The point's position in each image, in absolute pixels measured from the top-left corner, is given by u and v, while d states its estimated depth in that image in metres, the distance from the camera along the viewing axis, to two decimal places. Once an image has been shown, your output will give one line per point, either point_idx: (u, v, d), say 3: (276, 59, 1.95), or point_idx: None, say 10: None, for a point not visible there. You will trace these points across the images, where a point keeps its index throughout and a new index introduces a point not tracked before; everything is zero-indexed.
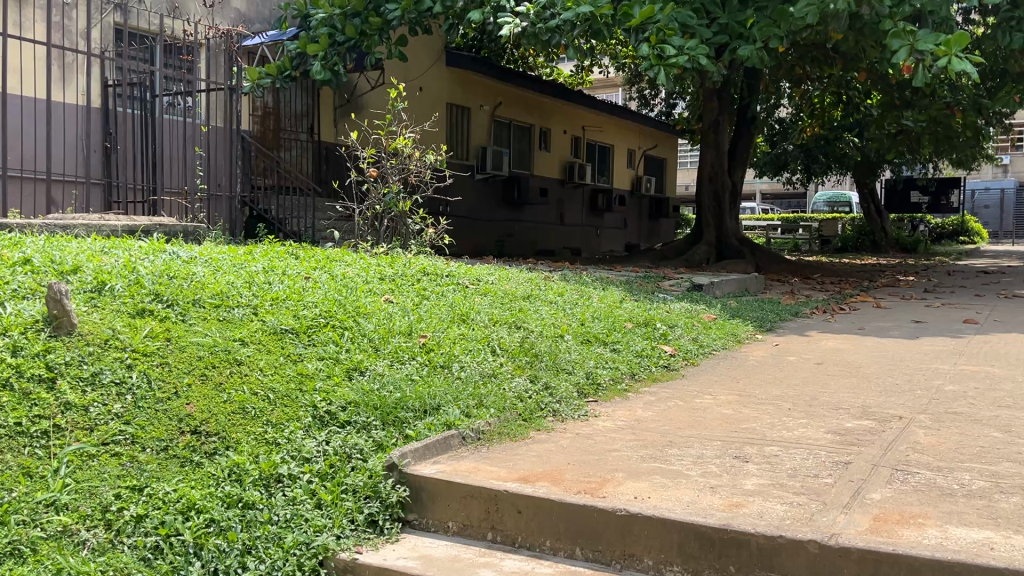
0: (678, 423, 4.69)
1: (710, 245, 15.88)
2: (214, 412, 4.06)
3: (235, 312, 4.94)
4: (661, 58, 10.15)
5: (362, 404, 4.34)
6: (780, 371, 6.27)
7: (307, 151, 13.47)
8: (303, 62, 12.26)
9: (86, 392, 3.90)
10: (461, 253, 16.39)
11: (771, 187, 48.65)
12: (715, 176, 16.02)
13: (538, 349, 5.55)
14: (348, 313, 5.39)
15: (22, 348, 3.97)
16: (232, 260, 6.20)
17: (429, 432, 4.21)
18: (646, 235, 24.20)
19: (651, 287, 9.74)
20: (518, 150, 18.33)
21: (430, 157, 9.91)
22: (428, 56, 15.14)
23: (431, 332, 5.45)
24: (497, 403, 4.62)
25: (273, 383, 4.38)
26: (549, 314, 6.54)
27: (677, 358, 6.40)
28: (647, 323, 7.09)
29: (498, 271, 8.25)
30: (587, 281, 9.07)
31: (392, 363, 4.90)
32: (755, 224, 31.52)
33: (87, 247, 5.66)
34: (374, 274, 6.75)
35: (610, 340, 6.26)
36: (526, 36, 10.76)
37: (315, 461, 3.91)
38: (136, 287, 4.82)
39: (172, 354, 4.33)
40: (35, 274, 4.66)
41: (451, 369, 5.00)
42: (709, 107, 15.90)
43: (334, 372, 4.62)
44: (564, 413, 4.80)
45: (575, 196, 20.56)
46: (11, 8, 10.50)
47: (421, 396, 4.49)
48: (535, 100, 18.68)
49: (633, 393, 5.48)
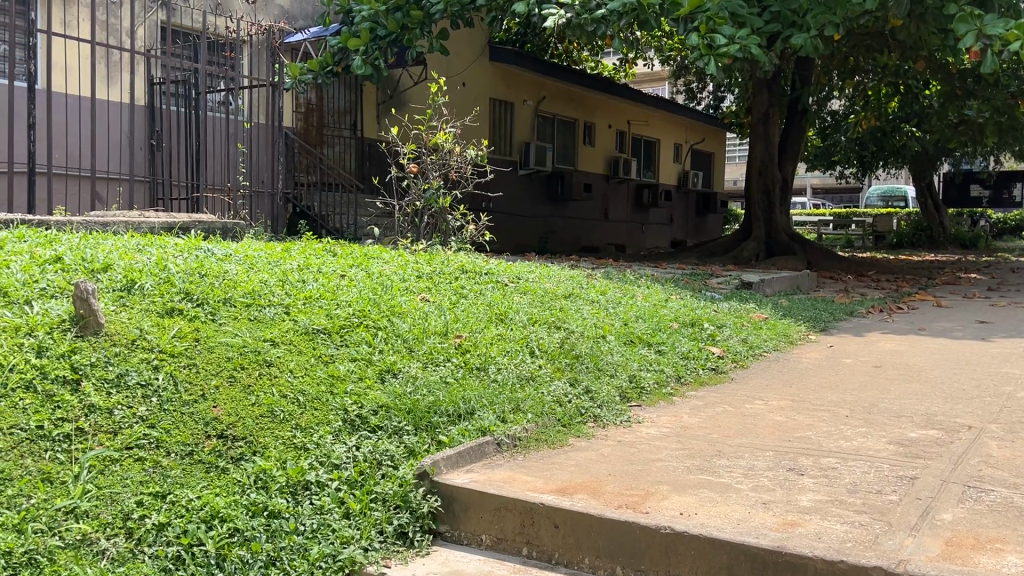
0: (726, 431, 4.43)
1: (759, 241, 15.46)
2: (242, 416, 3.93)
3: (267, 312, 4.81)
4: (711, 48, 9.85)
5: (394, 408, 4.17)
6: (836, 374, 5.94)
7: (351, 147, 13.42)
8: (345, 57, 12.10)
9: (111, 394, 3.77)
10: (503, 249, 16.22)
11: (822, 181, 47.51)
12: (764, 170, 15.57)
13: (579, 350, 5.33)
14: (382, 313, 5.23)
15: (47, 348, 3.86)
16: (268, 257, 6.09)
17: (464, 439, 4.04)
18: (693, 231, 23.75)
19: (698, 285, 9.43)
20: (562, 145, 18.08)
21: (471, 152, 9.72)
22: (471, 50, 14.96)
23: (467, 332, 5.27)
24: (535, 408, 4.42)
25: (303, 386, 4.23)
26: (591, 314, 6.31)
27: (725, 360, 6.12)
28: (694, 323, 6.81)
29: (539, 268, 8.04)
30: (631, 278, 8.81)
31: (426, 366, 4.72)
32: (807, 220, 30.78)
33: (121, 244, 5.60)
34: (411, 272, 6.59)
35: (654, 340, 6.01)
36: (570, 28, 10.50)
37: (344, 468, 3.74)
38: (166, 286, 4.70)
39: (201, 355, 4.21)
40: (64, 273, 4.57)
41: (487, 371, 4.81)
42: (759, 99, 15.46)
43: (366, 374, 4.46)
44: (606, 420, 4.58)
45: (620, 191, 20.25)
46: (57, 7, 10.60)
47: (455, 400, 4.31)
48: (580, 94, 18.40)
49: (679, 397, 5.23)
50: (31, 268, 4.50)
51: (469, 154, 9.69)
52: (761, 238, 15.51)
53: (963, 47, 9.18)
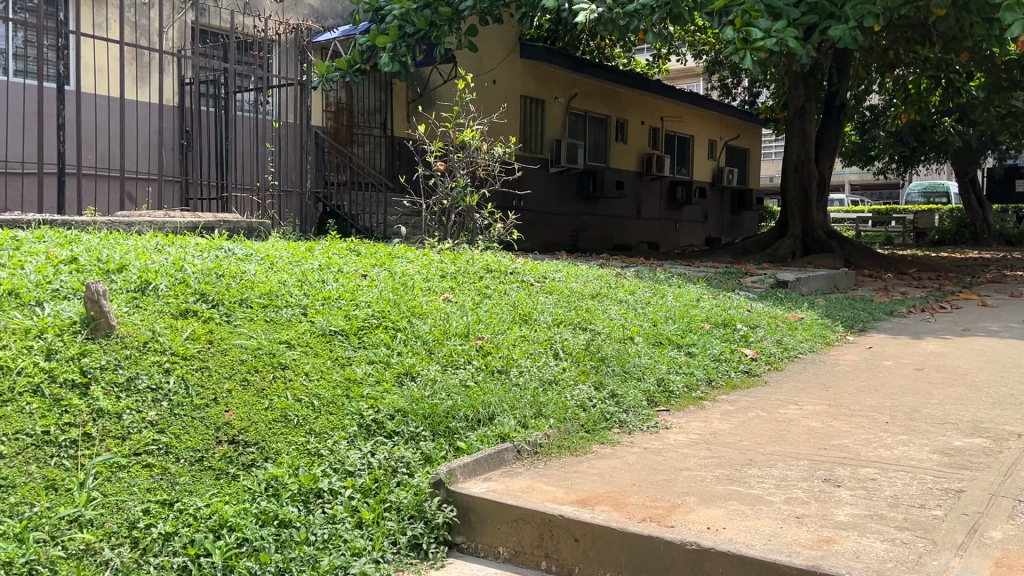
0: (759, 438, 4.22)
1: (796, 239, 15.14)
2: (254, 421, 3.82)
3: (284, 313, 4.71)
4: (747, 42, 9.58)
5: (411, 412, 4.03)
6: (875, 378, 5.69)
7: (380, 146, 13.35)
8: (373, 55, 11.98)
9: (120, 398, 3.68)
10: (533, 248, 16.06)
11: (861, 177, 46.58)
12: (800, 167, 15.21)
13: (605, 352, 5.14)
14: (402, 313, 5.09)
15: (56, 351, 3.78)
16: (289, 257, 6.01)
17: (482, 445, 3.90)
18: (728, 229, 23.38)
19: (731, 284, 9.19)
20: (594, 143, 17.86)
21: (499, 150, 9.56)
22: (502, 47, 14.79)
23: (489, 334, 5.12)
24: (557, 413, 4.26)
25: (318, 389, 4.11)
26: (619, 314, 6.12)
27: (759, 362, 5.91)
28: (727, 324, 6.59)
29: (567, 267, 7.87)
30: (662, 277, 8.59)
31: (445, 369, 4.58)
32: (845, 216, 30.17)
33: (141, 244, 5.54)
34: (435, 271, 6.46)
35: (685, 342, 5.81)
36: (602, 24, 10.25)
37: (359, 475, 3.61)
38: (181, 287, 4.62)
39: (214, 358, 4.11)
40: (78, 273, 4.51)
41: (509, 374, 4.65)
42: (796, 94, 15.10)
43: (384, 378, 4.32)
44: (632, 425, 4.40)
45: (652, 189, 19.97)
46: (88, 8, 10.67)
47: (475, 405, 4.16)
48: (612, 91, 18.16)
49: (709, 401, 5.04)
50: (45, 270, 4.44)
51: (497, 152, 9.53)
52: (797, 236, 15.16)
53: (1012, 36, 8.79)
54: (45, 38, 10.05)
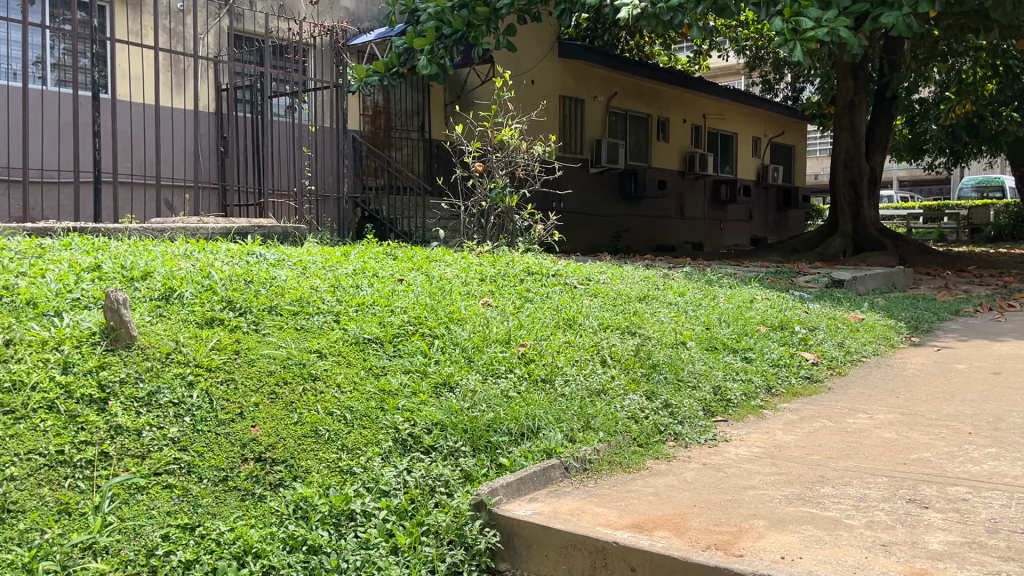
0: (829, 451, 3.86)
1: (846, 237, 14.55)
2: (283, 436, 3.57)
3: (315, 320, 4.46)
4: (797, 33, 9.17)
5: (450, 426, 3.75)
6: (949, 383, 5.26)
7: (418, 149, 13.14)
8: (411, 57, 11.76)
9: (139, 414, 3.44)
10: (574, 249, 15.74)
11: (909, 172, 45.38)
12: (850, 162, 14.65)
13: (656, 358, 4.81)
14: (440, 319, 4.81)
15: (74, 364, 3.56)
16: (324, 261, 5.79)
17: (526, 462, 3.61)
18: (774, 228, 22.80)
19: (784, 284, 8.76)
20: (635, 142, 17.47)
21: (538, 149, 9.26)
22: (539, 46, 14.49)
23: (532, 341, 4.81)
24: (607, 425, 3.94)
25: (350, 402, 3.85)
26: (669, 318, 5.77)
27: (820, 367, 5.52)
28: (783, 326, 6.21)
29: (611, 269, 7.53)
30: (712, 279, 8.20)
31: (486, 379, 4.28)
32: (895, 213, 29.29)
33: (170, 250, 5.35)
34: (474, 274, 6.19)
35: (741, 346, 5.45)
36: (645, 18, 9.81)
37: (394, 495, 3.34)
38: (207, 294, 4.39)
39: (241, 369, 3.87)
40: (101, 281, 4.30)
41: (554, 383, 4.34)
42: (844, 87, 14.55)
43: (420, 389, 4.04)
44: (688, 438, 4.08)
45: (696, 188, 19.52)
46: (125, 16, 10.64)
47: (518, 417, 3.87)
48: (653, 89, 17.76)
49: (770, 411, 4.70)
50: (67, 278, 4.25)
51: (536, 151, 9.24)
52: (848, 233, 14.57)
53: None
54: (80, 46, 9.98)
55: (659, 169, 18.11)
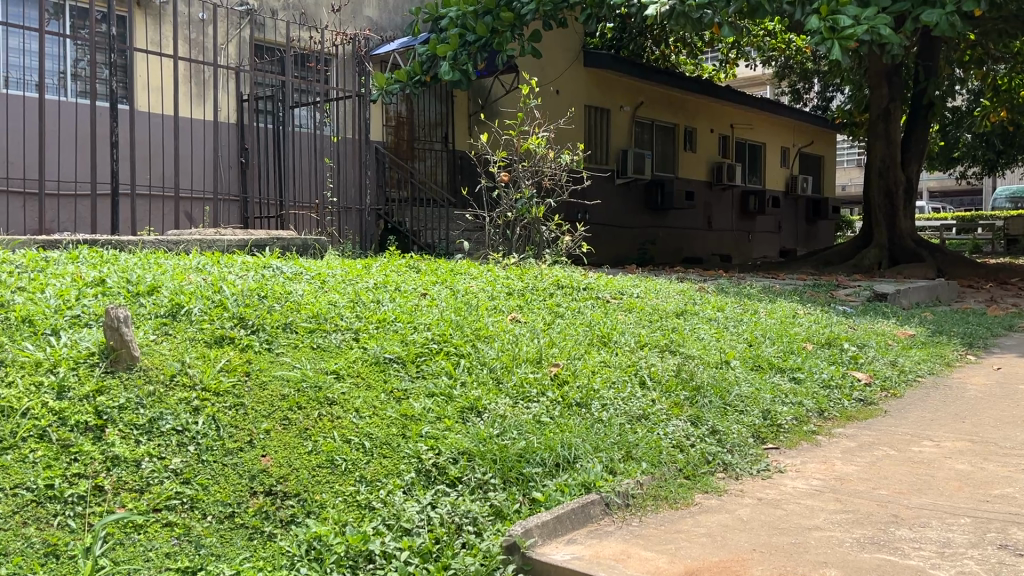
0: (897, 486, 3.50)
1: (882, 248, 14.05)
2: (296, 467, 3.26)
3: (333, 338, 4.14)
4: (834, 32, 8.80)
5: (478, 455, 3.43)
6: (1017, 407, 4.84)
7: (442, 160, 12.87)
8: (434, 66, 11.49)
9: (139, 444, 3.14)
10: (601, 261, 15.41)
11: (940, 183, 44.54)
12: (885, 172, 14.15)
13: (699, 380, 4.45)
14: (466, 337, 4.48)
15: (69, 389, 3.26)
16: (344, 275, 5.50)
17: (562, 497, 3.28)
18: (803, 240, 22.31)
19: (826, 298, 8.35)
20: (661, 152, 17.10)
21: (566, 157, 8.93)
22: (564, 54, 14.21)
23: (565, 360, 4.45)
24: (650, 455, 3.62)
25: (370, 429, 3.53)
26: (710, 335, 5.40)
27: (874, 388, 5.13)
28: (831, 344, 5.82)
29: (644, 282, 7.17)
30: (750, 292, 7.81)
31: (517, 403, 3.93)
32: (928, 224, 28.58)
33: (182, 263, 5.06)
34: (501, 288, 5.86)
35: (789, 365, 5.08)
36: (673, 18, 9.45)
37: (417, 534, 3.01)
38: (217, 310, 4.08)
39: (251, 393, 3.56)
40: (104, 297, 4.01)
41: (590, 408, 3.99)
42: (879, 94, 14.03)
43: (445, 414, 3.71)
44: (739, 469, 3.74)
45: (723, 199, 19.12)
46: (147, 26, 10.48)
47: (552, 446, 3.54)
48: (680, 98, 17.41)
49: (824, 437, 4.33)
50: (68, 294, 3.97)
51: (564, 160, 8.90)
52: (884, 245, 14.07)
53: None
54: (98, 55, 9.76)
55: (687, 180, 17.71)
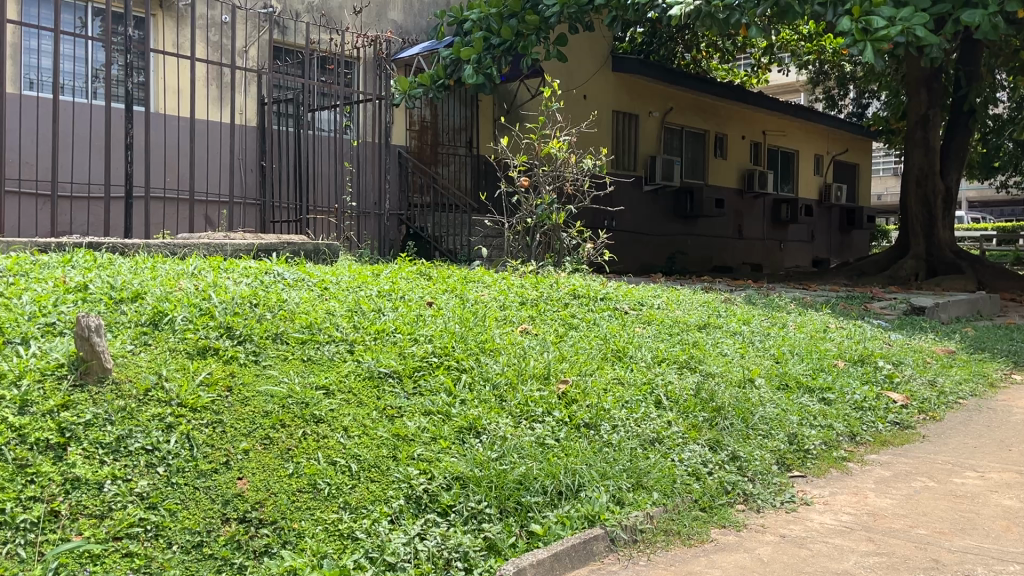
0: (936, 525, 3.18)
1: (919, 259, 13.58)
2: (275, 492, 3.00)
3: (325, 351, 3.88)
4: (867, 33, 8.42)
5: (472, 481, 3.15)
6: None
7: (465, 166, 12.61)
8: (457, 69, 11.21)
9: (102, 465, 2.89)
10: (626, 270, 15.05)
11: (979, 193, 43.50)
12: (923, 180, 13.66)
13: (720, 401, 4.13)
14: (470, 350, 4.20)
15: (32, 403, 3.02)
16: (349, 282, 5.24)
17: (563, 531, 3.01)
18: (837, 250, 21.79)
19: (859, 311, 7.95)
20: (691, 159, 16.71)
21: (588, 161, 8.62)
22: (592, 59, 13.91)
23: (576, 377, 4.14)
24: (663, 484, 3.32)
25: (358, 450, 3.26)
26: (734, 351, 5.06)
27: (911, 410, 4.77)
28: (864, 361, 5.45)
29: (667, 292, 6.84)
30: (777, 304, 7.45)
31: (519, 424, 3.63)
32: (967, 235, 27.80)
33: (178, 268, 4.84)
34: (514, 298, 5.56)
35: (818, 385, 4.73)
36: (700, 18, 9.15)
37: (401, 569, 2.75)
38: (202, 319, 3.84)
39: (231, 409, 3.30)
40: (84, 304, 3.78)
41: (599, 430, 3.68)
42: (917, 100, 13.52)
43: (442, 434, 3.43)
44: (761, 501, 3.42)
45: (755, 207, 18.68)
46: (168, 28, 10.34)
47: (555, 472, 3.24)
48: (711, 104, 17.03)
49: (856, 464, 3.99)
50: (46, 299, 3.75)
51: (586, 165, 8.59)
52: (921, 255, 13.61)
53: None
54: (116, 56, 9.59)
55: (717, 187, 17.30)
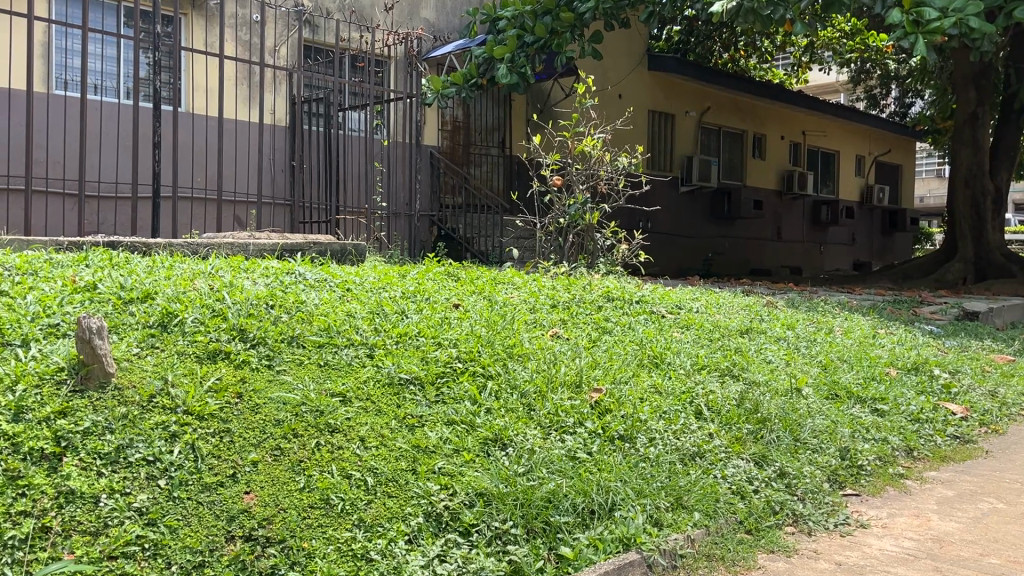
0: (1010, 554, 2.87)
1: (966, 262, 13.10)
2: (284, 508, 2.77)
3: (343, 355, 3.67)
4: (919, 25, 8.04)
5: (496, 497, 2.92)
6: None
7: (498, 166, 12.38)
8: (490, 68, 10.95)
9: (99, 478, 2.69)
10: (662, 272, 14.71)
11: None
12: (972, 181, 13.13)
13: (766, 411, 3.83)
14: (496, 355, 3.95)
15: (28, 410, 2.83)
16: (372, 283, 5.01)
17: (595, 556, 2.74)
18: (879, 253, 21.20)
19: (909, 316, 7.57)
20: (729, 159, 16.32)
21: (623, 160, 8.33)
22: (627, 57, 13.61)
23: (609, 385, 3.86)
24: (704, 504, 3.05)
25: (374, 462, 3.02)
26: (779, 358, 4.75)
27: (973, 423, 4.44)
28: (919, 369, 5.11)
29: (705, 295, 6.55)
30: (823, 307, 7.10)
31: (549, 436, 3.38)
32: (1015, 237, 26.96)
33: (196, 267, 4.66)
34: (544, 300, 5.31)
35: (870, 395, 4.40)
36: (741, 14, 8.81)
37: None
38: (215, 321, 3.64)
39: (240, 418, 3.08)
40: (90, 305, 3.61)
41: (635, 443, 3.41)
42: (965, 98, 12.96)
43: (465, 447, 3.19)
44: (812, 523, 3.13)
45: (794, 209, 18.21)
46: (199, 27, 10.23)
47: (587, 489, 2.98)
48: (749, 104, 16.64)
49: (914, 481, 3.68)
50: (52, 300, 3.59)
51: (621, 163, 8.31)
52: (969, 258, 13.12)
53: None
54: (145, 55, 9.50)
55: (756, 189, 16.88)
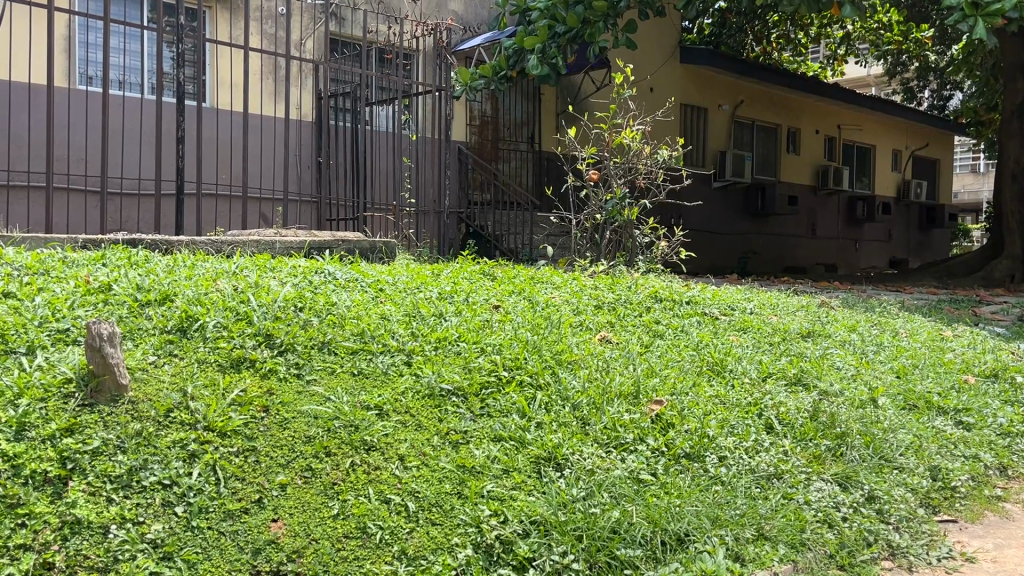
0: None
1: (1015, 259, 12.41)
2: (316, 539, 2.45)
3: (379, 362, 3.34)
4: (978, 8, 7.54)
5: (553, 526, 2.57)
6: None
7: (527, 161, 12.03)
8: (521, 59, 10.56)
9: (110, 505, 2.39)
10: (697, 271, 14.32)
11: None
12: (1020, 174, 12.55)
13: (845, 426, 3.47)
14: (545, 362, 3.59)
15: (31, 428, 2.54)
16: (405, 282, 4.68)
17: None
18: (915, 250, 20.62)
19: (972, 316, 7.12)
20: (763, 154, 15.85)
21: (663, 153, 7.93)
22: (660, 49, 13.17)
23: (670, 396, 3.48)
24: (789, 535, 2.71)
25: (416, 484, 2.69)
26: (849, 363, 4.37)
27: None
28: (998, 376, 4.70)
29: (756, 294, 6.15)
30: (880, 307, 6.68)
31: (610, 455, 3.03)
32: None
33: (220, 266, 4.37)
34: (589, 300, 4.95)
35: (953, 406, 4.01)
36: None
37: None
38: (238, 325, 3.33)
39: (267, 435, 2.76)
40: (103, 309, 3.31)
41: (704, 463, 3.06)
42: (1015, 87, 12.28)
43: (516, 467, 2.85)
44: (911, 556, 2.79)
45: (830, 204, 17.70)
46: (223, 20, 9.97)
47: (658, 519, 2.64)
48: (784, 98, 16.15)
49: (1013, 505, 3.30)
50: (62, 302, 3.30)
51: (661, 156, 7.91)
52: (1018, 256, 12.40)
53: None
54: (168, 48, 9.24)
55: (791, 185, 16.41)
